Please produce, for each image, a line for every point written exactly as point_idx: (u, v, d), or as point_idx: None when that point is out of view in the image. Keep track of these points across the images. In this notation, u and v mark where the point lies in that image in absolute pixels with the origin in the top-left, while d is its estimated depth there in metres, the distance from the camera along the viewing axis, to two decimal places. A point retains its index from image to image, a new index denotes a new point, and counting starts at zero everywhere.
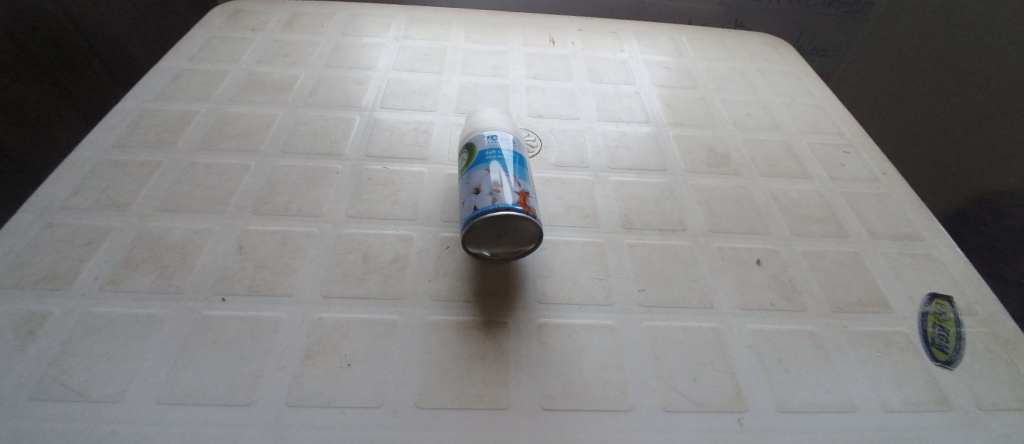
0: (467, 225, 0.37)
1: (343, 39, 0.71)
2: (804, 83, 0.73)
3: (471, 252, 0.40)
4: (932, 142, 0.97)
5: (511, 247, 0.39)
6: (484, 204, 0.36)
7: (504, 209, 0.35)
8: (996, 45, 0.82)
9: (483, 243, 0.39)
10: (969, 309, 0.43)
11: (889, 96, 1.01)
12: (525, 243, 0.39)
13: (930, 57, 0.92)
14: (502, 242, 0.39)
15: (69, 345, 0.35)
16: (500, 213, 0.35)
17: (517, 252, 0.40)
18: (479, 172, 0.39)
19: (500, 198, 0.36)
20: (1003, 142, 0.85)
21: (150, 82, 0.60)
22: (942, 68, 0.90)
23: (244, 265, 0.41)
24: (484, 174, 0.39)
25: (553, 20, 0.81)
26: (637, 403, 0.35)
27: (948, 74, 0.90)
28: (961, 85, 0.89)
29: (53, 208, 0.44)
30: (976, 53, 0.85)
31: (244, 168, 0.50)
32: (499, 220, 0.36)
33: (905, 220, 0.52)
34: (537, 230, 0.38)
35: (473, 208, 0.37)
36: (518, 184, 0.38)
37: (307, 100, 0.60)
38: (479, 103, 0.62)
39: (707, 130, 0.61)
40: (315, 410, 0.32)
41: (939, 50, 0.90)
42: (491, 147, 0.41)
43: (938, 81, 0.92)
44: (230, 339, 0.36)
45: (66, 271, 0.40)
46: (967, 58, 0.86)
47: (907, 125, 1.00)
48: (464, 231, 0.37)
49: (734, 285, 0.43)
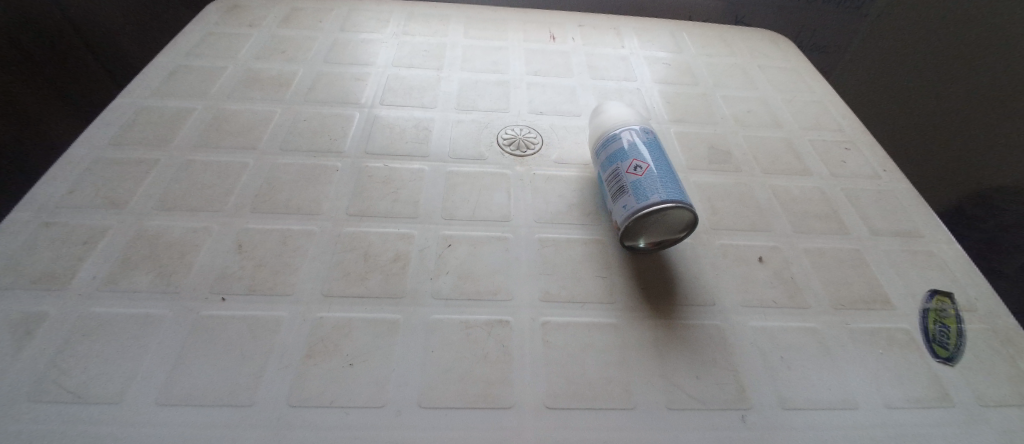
0: (637, 215, 0.39)
1: (341, 34, 0.70)
2: (805, 79, 0.72)
3: (623, 240, 0.42)
4: (934, 137, 0.94)
5: (666, 237, 0.42)
6: (672, 193, 0.39)
7: (682, 203, 0.38)
8: (1002, 32, 0.79)
9: (640, 232, 0.41)
10: (970, 305, 0.43)
11: (886, 98, 1.01)
12: (673, 235, 0.42)
13: (935, 47, 0.90)
14: (662, 230, 0.42)
15: (67, 346, 0.34)
16: (673, 206, 0.38)
17: (664, 243, 0.43)
18: (638, 165, 0.42)
19: (676, 192, 0.39)
20: (988, 147, 0.85)
21: (145, 79, 0.59)
22: (947, 59, 0.88)
23: (244, 265, 0.41)
24: (646, 168, 0.41)
25: (553, 16, 0.80)
26: (641, 402, 0.35)
27: (952, 65, 0.87)
28: (967, 75, 0.86)
29: (49, 207, 0.44)
30: (982, 42, 0.82)
31: (243, 166, 0.50)
32: (677, 210, 0.39)
33: (906, 216, 0.52)
34: (694, 224, 0.41)
35: (642, 199, 0.39)
36: (677, 181, 0.41)
37: (305, 97, 0.59)
38: (480, 99, 0.61)
39: (708, 126, 0.61)
40: (317, 410, 0.32)
41: (946, 39, 0.88)
42: (644, 142, 0.44)
43: (939, 73, 0.90)
44: (230, 339, 0.36)
45: (63, 270, 0.39)
46: (971, 47, 0.84)
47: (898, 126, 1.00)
48: (631, 219, 0.39)
49: (737, 283, 0.43)
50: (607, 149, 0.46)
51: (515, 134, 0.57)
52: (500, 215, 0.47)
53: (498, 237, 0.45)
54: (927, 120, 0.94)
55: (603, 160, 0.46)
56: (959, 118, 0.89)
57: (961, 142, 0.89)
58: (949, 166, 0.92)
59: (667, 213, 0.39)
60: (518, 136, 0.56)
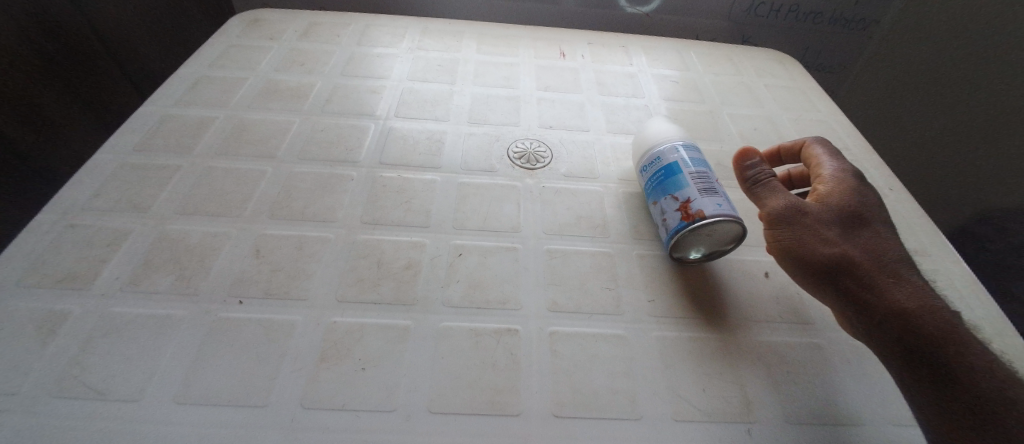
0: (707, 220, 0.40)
1: (357, 48, 0.73)
2: (810, 98, 0.74)
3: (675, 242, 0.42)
4: (939, 152, 0.92)
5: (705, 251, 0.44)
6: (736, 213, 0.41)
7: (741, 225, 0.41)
8: (1001, 46, 0.79)
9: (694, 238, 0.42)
10: (975, 324, 0.44)
11: (886, 117, 1.01)
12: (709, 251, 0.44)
13: (936, 63, 0.90)
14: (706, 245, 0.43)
15: (89, 344, 0.35)
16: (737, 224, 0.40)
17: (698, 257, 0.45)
18: (704, 178, 0.43)
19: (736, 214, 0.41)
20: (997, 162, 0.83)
21: (169, 88, 0.61)
22: (948, 74, 0.88)
23: (260, 269, 0.42)
24: (711, 182, 0.43)
25: (563, 33, 0.83)
26: (647, 412, 0.35)
27: (953, 80, 0.87)
28: (969, 89, 0.85)
29: (74, 210, 0.45)
30: (982, 57, 0.82)
31: (261, 173, 0.51)
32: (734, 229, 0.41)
33: (912, 235, 0.52)
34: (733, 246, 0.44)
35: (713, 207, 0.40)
36: None
37: (322, 109, 0.61)
38: (491, 113, 0.63)
39: (715, 143, 0.62)
40: (329, 412, 0.33)
41: (946, 55, 0.88)
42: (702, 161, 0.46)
43: (936, 91, 0.90)
44: (246, 341, 0.37)
45: (87, 271, 0.40)
46: (972, 62, 0.84)
47: (901, 144, 0.99)
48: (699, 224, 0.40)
49: (743, 297, 0.44)
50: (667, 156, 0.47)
51: (526, 147, 0.58)
52: (509, 226, 0.48)
53: (507, 247, 0.46)
54: (929, 136, 0.93)
55: (664, 164, 0.46)
56: (963, 134, 0.87)
57: (968, 156, 0.87)
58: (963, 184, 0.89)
59: (726, 228, 0.41)
60: (528, 150, 0.57)
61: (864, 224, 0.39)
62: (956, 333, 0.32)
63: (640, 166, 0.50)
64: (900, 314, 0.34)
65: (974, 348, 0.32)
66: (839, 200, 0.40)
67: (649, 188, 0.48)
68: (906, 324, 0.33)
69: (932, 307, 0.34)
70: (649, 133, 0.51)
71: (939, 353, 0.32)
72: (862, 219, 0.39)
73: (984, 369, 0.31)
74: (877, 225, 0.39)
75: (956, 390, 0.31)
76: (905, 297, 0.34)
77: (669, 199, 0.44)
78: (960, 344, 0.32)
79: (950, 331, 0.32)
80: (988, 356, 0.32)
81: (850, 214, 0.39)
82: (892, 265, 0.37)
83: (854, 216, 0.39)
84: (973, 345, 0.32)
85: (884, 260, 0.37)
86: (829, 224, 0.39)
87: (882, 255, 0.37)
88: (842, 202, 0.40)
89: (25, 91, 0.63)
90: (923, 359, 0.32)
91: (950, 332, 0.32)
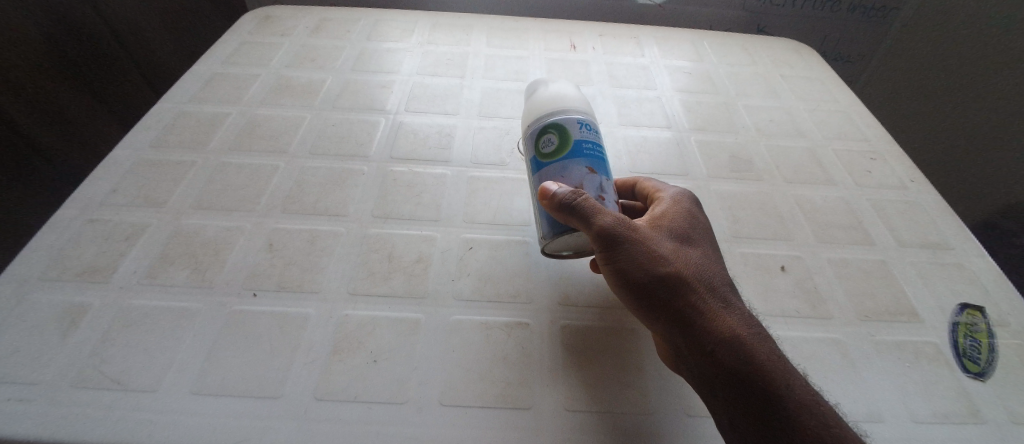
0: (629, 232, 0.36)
1: (367, 43, 0.73)
2: (828, 89, 0.72)
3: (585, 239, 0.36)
4: (954, 149, 0.90)
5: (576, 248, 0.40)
6: None
7: None
8: (1011, 44, 0.79)
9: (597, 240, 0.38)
10: (1001, 320, 0.42)
11: (904, 111, 0.98)
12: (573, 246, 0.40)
13: (951, 57, 0.87)
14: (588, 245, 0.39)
15: (109, 336, 0.36)
16: None
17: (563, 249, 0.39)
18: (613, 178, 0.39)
19: None
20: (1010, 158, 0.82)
21: (183, 86, 0.62)
22: (959, 74, 0.86)
23: (273, 262, 0.42)
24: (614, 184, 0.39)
25: (574, 26, 0.82)
26: (659, 408, 0.35)
27: (968, 76, 0.85)
28: (995, 82, 0.82)
29: (93, 205, 0.46)
30: (997, 49, 0.81)
31: (273, 169, 0.52)
32: None
33: (934, 228, 0.51)
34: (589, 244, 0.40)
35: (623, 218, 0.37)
36: None
37: (334, 104, 0.61)
38: (501, 107, 0.63)
39: (729, 135, 0.61)
40: (341, 405, 0.33)
41: (963, 48, 0.85)
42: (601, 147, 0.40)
43: (951, 86, 0.88)
44: (260, 334, 0.37)
45: (106, 265, 0.41)
46: (989, 53, 0.82)
47: (919, 139, 0.96)
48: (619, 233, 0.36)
49: (759, 291, 0.43)
50: (592, 135, 0.37)
51: None
52: (520, 219, 0.48)
53: (517, 241, 0.46)
54: (945, 133, 0.91)
55: (590, 142, 0.37)
56: (976, 130, 0.86)
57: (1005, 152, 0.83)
58: (976, 180, 0.88)
59: None
60: None
61: (692, 244, 0.36)
62: (774, 357, 0.31)
63: (575, 117, 0.38)
64: (737, 347, 0.31)
65: (795, 378, 0.30)
66: (667, 221, 0.37)
67: (585, 152, 0.36)
68: (731, 350, 0.31)
69: (752, 332, 0.32)
70: (572, 93, 0.40)
71: (760, 381, 0.30)
72: (689, 238, 0.36)
73: (811, 398, 0.30)
74: (704, 243, 0.37)
75: (782, 422, 0.29)
76: (736, 323, 0.32)
77: (610, 184, 0.37)
78: (779, 368, 0.30)
79: (770, 357, 0.31)
80: (809, 387, 0.30)
81: (679, 235, 0.36)
82: (718, 286, 0.34)
83: (680, 234, 0.36)
84: (795, 374, 0.31)
85: (710, 281, 0.34)
86: (658, 242, 0.35)
87: (710, 276, 0.34)
88: (667, 221, 0.37)
89: (44, 89, 0.65)
90: (744, 388, 0.30)
91: (775, 359, 0.31)
